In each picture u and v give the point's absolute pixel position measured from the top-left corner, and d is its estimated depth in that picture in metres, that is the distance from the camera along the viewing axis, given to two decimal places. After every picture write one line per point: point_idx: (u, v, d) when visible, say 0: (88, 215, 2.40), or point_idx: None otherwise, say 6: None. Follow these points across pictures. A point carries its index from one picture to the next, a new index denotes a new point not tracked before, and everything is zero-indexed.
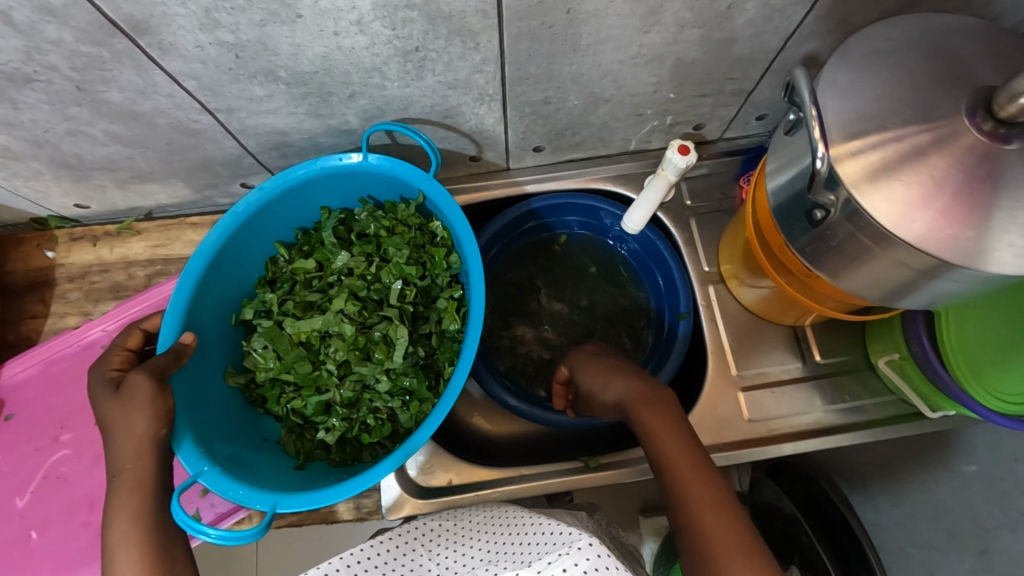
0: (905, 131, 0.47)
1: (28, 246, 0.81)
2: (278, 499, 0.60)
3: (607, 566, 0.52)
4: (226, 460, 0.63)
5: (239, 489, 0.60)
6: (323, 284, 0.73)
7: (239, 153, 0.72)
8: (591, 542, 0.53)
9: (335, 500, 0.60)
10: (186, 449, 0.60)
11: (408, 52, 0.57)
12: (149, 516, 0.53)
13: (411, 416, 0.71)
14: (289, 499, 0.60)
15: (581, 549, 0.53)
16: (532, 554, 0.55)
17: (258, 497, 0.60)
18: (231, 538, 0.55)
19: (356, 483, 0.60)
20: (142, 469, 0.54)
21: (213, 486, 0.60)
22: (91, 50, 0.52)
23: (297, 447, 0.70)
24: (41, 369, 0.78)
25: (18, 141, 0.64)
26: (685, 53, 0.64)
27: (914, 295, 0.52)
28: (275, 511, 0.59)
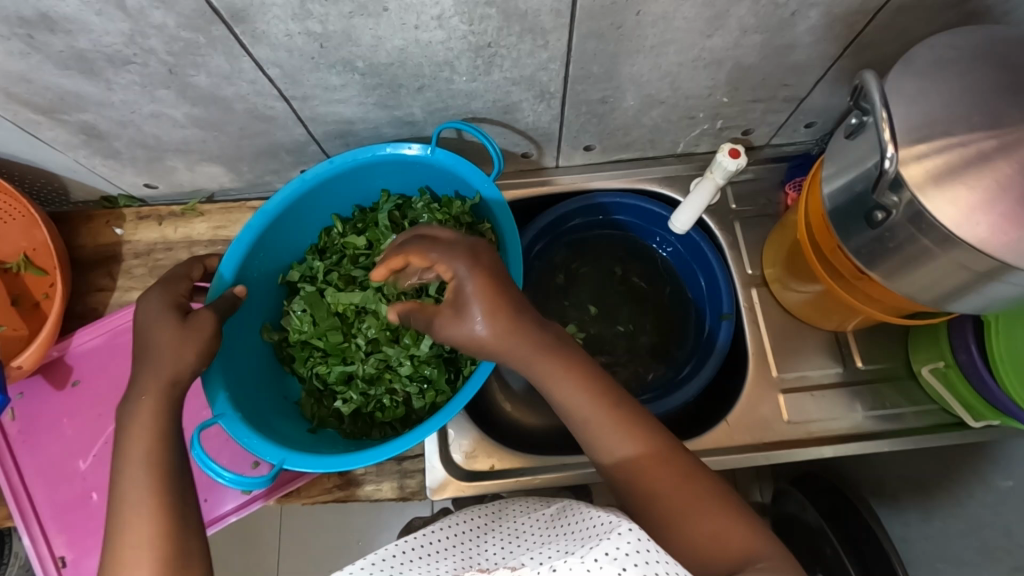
0: (970, 137, 0.49)
1: (97, 222, 0.85)
2: (286, 454, 0.62)
3: (648, 550, 0.47)
4: (250, 413, 0.66)
5: (253, 438, 0.62)
6: (368, 262, 0.75)
7: (305, 140, 0.75)
8: (631, 527, 0.48)
9: (339, 465, 0.61)
10: (213, 388, 0.64)
11: (480, 47, 0.60)
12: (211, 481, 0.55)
13: (425, 403, 0.73)
14: (296, 457, 0.62)
15: (620, 535, 0.48)
16: (575, 543, 0.51)
17: (267, 448, 0.62)
18: (239, 483, 0.60)
19: (362, 456, 0.61)
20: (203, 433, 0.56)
21: (229, 429, 0.62)
22: (188, 35, 0.55)
23: (313, 411, 0.73)
24: (106, 339, 0.81)
25: (105, 120, 0.67)
26: (744, 58, 0.66)
27: (968, 299, 0.53)
28: (281, 466, 0.62)
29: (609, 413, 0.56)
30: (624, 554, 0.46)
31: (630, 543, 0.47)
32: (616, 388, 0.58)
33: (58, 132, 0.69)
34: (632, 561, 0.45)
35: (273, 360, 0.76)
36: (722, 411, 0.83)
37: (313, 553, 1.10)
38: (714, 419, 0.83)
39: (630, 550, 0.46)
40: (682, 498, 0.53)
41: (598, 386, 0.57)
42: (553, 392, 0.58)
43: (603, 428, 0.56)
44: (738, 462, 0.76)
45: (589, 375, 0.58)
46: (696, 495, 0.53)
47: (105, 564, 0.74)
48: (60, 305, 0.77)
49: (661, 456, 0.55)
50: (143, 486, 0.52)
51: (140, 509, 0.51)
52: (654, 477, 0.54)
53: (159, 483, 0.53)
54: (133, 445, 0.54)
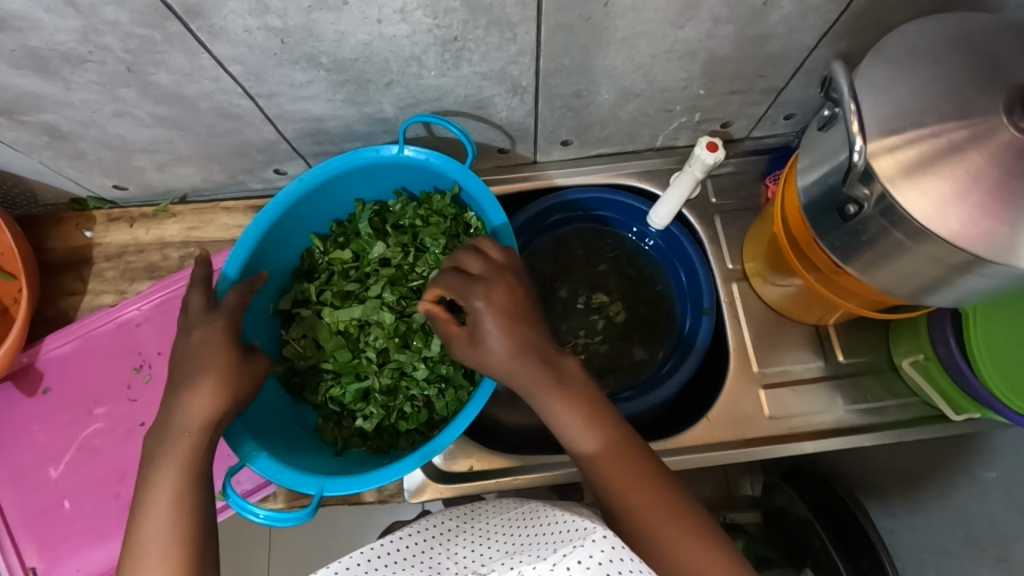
0: (943, 128, 0.48)
1: (67, 224, 0.84)
2: (325, 481, 0.62)
3: (622, 559, 0.47)
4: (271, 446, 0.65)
5: (284, 472, 0.62)
6: (360, 273, 0.75)
7: (275, 139, 0.74)
8: (606, 534, 0.48)
9: (378, 481, 0.61)
10: (234, 433, 0.62)
11: (446, 41, 0.58)
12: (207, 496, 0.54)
13: (446, 403, 0.72)
14: (335, 482, 0.62)
15: (595, 542, 0.48)
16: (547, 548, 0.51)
17: (306, 480, 0.62)
18: (277, 520, 0.59)
19: (400, 465, 0.61)
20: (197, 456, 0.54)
21: (262, 470, 0.61)
22: (145, 32, 0.53)
23: (335, 435, 0.72)
24: (81, 344, 0.80)
25: (67, 121, 0.66)
26: (718, 49, 0.64)
27: (945, 292, 0.52)
28: (321, 494, 0.61)
29: (591, 424, 0.56)
30: (598, 563, 0.46)
31: (602, 551, 0.47)
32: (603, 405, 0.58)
33: (19, 134, 0.68)
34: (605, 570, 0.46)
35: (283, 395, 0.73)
36: (705, 407, 0.82)
37: (299, 555, 1.09)
38: (697, 415, 0.82)
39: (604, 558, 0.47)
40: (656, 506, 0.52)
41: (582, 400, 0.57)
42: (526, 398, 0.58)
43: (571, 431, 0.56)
44: (719, 459, 0.76)
45: (577, 395, 0.58)
46: (669, 506, 0.52)
47: (78, 572, 0.73)
48: (26, 311, 0.75)
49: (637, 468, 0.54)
50: (166, 522, 0.51)
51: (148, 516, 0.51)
52: (630, 486, 0.54)
53: (179, 523, 0.51)
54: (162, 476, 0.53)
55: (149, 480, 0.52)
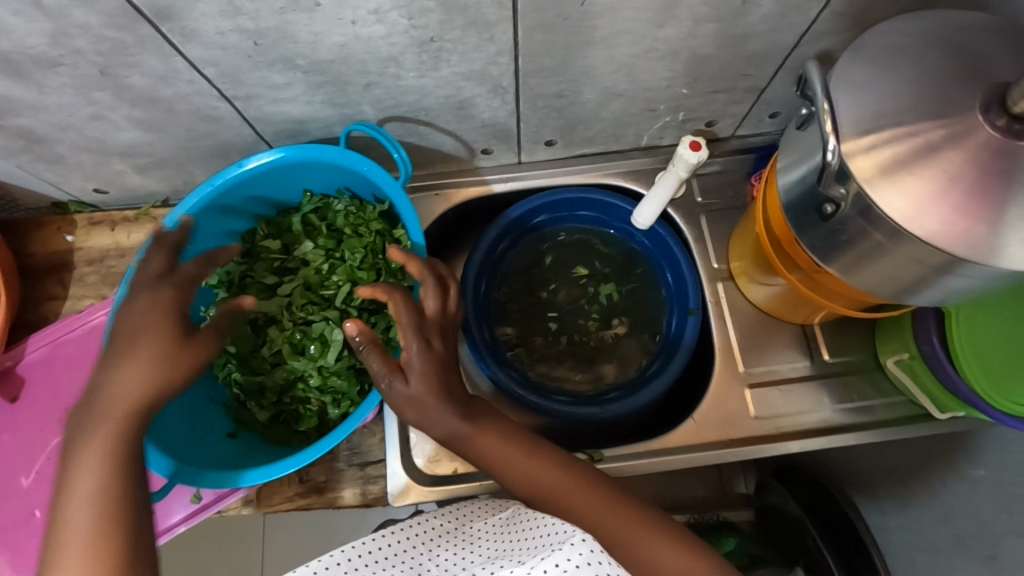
0: (920, 127, 0.47)
1: (48, 229, 0.83)
2: (191, 472, 0.61)
3: (600, 561, 0.48)
4: (156, 425, 0.64)
5: (144, 452, 0.61)
6: (282, 267, 0.73)
7: (255, 141, 0.73)
8: (584, 537, 0.49)
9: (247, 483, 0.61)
10: None
11: (424, 42, 0.58)
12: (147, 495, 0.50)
13: (340, 413, 0.70)
14: (203, 476, 0.61)
15: (573, 545, 0.49)
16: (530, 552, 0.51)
17: (170, 463, 0.60)
18: (136, 498, 0.60)
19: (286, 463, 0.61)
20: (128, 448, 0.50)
21: (134, 442, 0.60)
22: (115, 35, 0.53)
23: (236, 415, 0.71)
24: (50, 351, 0.79)
25: (42, 124, 0.65)
26: (699, 48, 0.64)
27: (926, 292, 0.52)
28: (173, 481, 0.60)
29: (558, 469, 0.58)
30: (575, 565, 0.48)
31: (580, 556, 0.48)
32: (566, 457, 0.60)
33: None
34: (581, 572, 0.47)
35: None
36: (693, 406, 0.82)
37: (291, 559, 1.09)
38: (684, 414, 0.82)
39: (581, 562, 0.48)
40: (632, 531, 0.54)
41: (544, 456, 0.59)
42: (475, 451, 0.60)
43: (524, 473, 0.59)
44: (707, 459, 0.75)
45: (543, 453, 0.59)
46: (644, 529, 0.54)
47: None
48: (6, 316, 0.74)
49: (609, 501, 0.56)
50: (86, 513, 0.47)
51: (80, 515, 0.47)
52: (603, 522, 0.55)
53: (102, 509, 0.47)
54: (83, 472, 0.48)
55: (75, 459, 0.49)
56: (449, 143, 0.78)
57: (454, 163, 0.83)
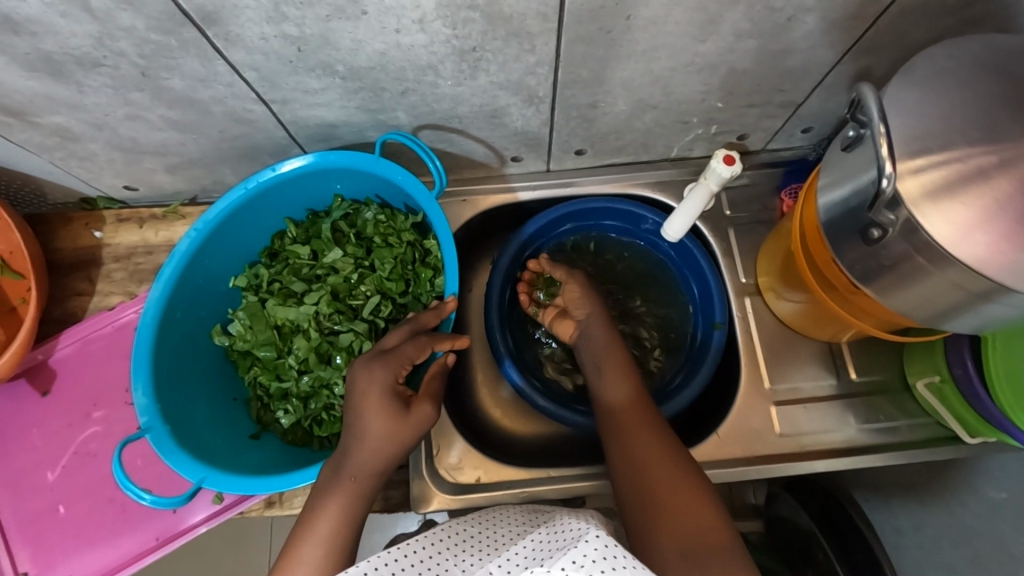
0: (970, 152, 0.47)
1: (77, 224, 0.84)
2: (208, 473, 0.61)
3: (616, 556, 0.45)
4: (184, 427, 0.65)
5: (175, 455, 0.61)
6: (309, 274, 0.72)
7: (288, 143, 0.73)
8: (598, 532, 0.47)
9: (261, 489, 0.61)
10: (144, 405, 0.62)
11: (464, 51, 0.57)
12: (352, 511, 0.55)
13: None
14: (218, 476, 0.61)
15: (588, 541, 0.46)
16: (546, 552, 0.50)
17: (188, 465, 0.61)
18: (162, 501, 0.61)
19: (292, 478, 0.61)
20: (365, 482, 0.56)
21: (155, 445, 0.61)
22: (160, 38, 0.53)
23: (258, 415, 0.72)
24: (78, 348, 0.80)
25: (78, 123, 0.65)
26: (739, 63, 0.63)
27: (965, 318, 0.51)
28: (201, 484, 0.61)
29: (649, 443, 0.61)
30: (592, 561, 0.45)
31: (596, 551, 0.45)
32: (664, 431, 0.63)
33: (31, 135, 0.67)
34: (598, 568, 0.44)
35: (225, 360, 0.74)
36: (714, 418, 0.82)
37: None
38: (705, 428, 0.81)
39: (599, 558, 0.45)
40: (681, 504, 0.55)
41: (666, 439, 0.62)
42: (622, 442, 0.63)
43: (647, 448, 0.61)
44: (729, 476, 0.75)
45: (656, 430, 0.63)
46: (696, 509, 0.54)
47: None
48: (36, 311, 0.75)
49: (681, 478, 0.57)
50: (331, 524, 0.54)
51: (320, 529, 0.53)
52: (661, 493, 0.56)
53: (332, 551, 0.53)
54: (329, 507, 0.54)
55: (314, 506, 0.55)
56: (479, 150, 0.78)
57: (483, 170, 0.83)
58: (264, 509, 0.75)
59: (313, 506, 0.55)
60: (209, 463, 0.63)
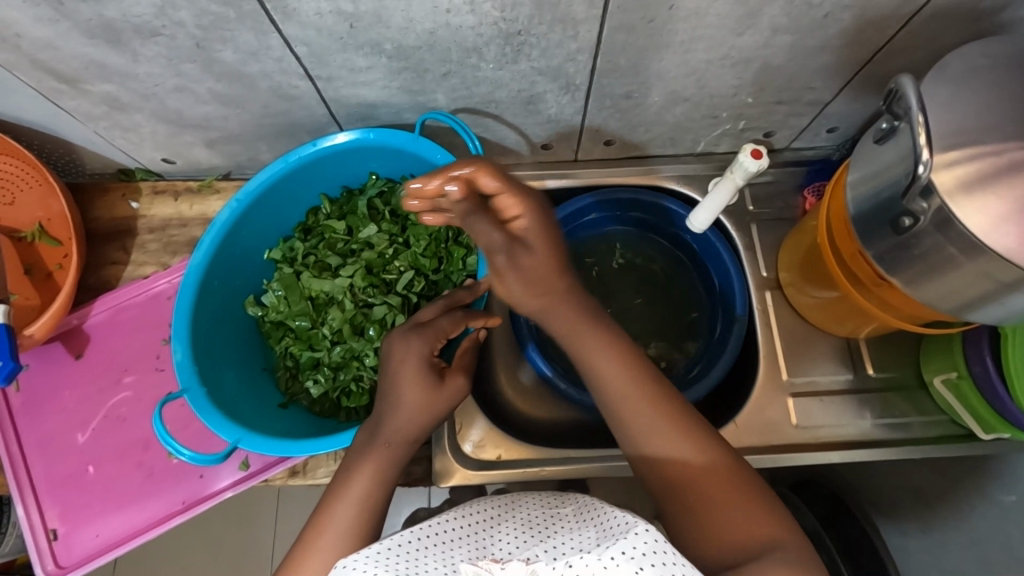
0: (1004, 146, 0.49)
1: (113, 195, 0.85)
2: (243, 434, 0.63)
3: (665, 553, 0.44)
4: (219, 389, 0.67)
5: (212, 414, 0.63)
6: (344, 248, 0.74)
7: (327, 122, 0.75)
8: (647, 528, 0.46)
9: (296, 452, 0.63)
10: (182, 365, 0.64)
11: (509, 35, 0.59)
12: (385, 478, 0.56)
13: None
14: (252, 438, 0.63)
15: (637, 535, 0.45)
16: (591, 541, 0.48)
17: (224, 427, 0.63)
18: (198, 459, 0.62)
19: (325, 443, 0.62)
20: (397, 453, 0.57)
21: (193, 405, 0.63)
22: (220, 9, 0.55)
23: (287, 385, 0.73)
24: (111, 315, 0.81)
25: (128, 92, 0.67)
26: (772, 58, 0.65)
27: (991, 309, 0.53)
28: (236, 445, 0.62)
29: (681, 436, 0.55)
30: (640, 555, 0.44)
31: (646, 544, 0.45)
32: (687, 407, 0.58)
33: (81, 102, 0.69)
34: (648, 562, 0.44)
35: (256, 332, 0.76)
36: (731, 409, 0.83)
37: None
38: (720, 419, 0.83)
39: (646, 552, 0.44)
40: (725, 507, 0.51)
41: (682, 418, 0.56)
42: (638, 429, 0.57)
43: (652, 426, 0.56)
44: None
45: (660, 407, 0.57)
46: (756, 517, 0.51)
47: (98, 537, 0.74)
48: (74, 276, 0.76)
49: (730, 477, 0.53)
50: (364, 489, 0.55)
51: (353, 494, 0.54)
52: (712, 500, 0.52)
53: (364, 512, 0.54)
54: (362, 473, 0.56)
55: (346, 471, 0.56)
56: (510, 136, 0.80)
57: (512, 157, 0.85)
58: (287, 478, 0.76)
59: (346, 468, 0.57)
60: (244, 426, 0.64)
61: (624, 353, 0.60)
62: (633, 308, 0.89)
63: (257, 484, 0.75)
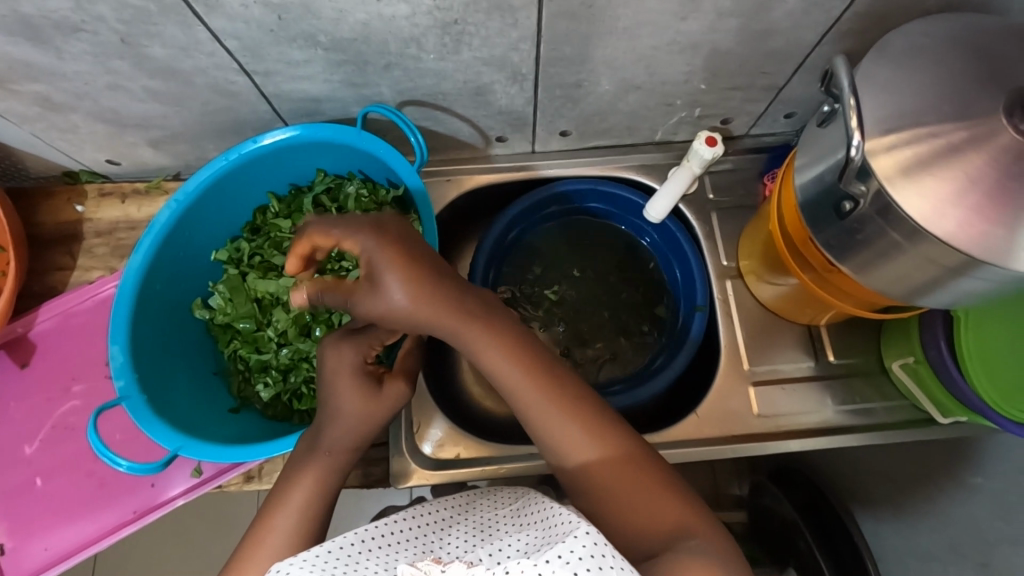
0: (941, 128, 0.48)
1: (58, 199, 0.83)
2: (184, 442, 0.61)
3: (603, 555, 0.42)
4: (161, 396, 0.65)
5: (152, 422, 0.61)
6: None
7: (272, 118, 0.73)
8: (587, 529, 0.43)
9: (238, 459, 0.61)
10: (119, 372, 0.62)
11: (447, 24, 0.58)
12: (329, 484, 0.55)
13: None
14: (194, 445, 0.61)
15: (576, 537, 0.43)
16: (531, 546, 0.47)
17: (165, 434, 0.61)
18: (138, 469, 0.61)
19: (270, 447, 0.61)
20: (340, 458, 0.56)
21: (132, 413, 0.61)
22: (139, 2, 0.52)
23: (238, 389, 0.72)
24: (58, 322, 0.79)
25: (58, 91, 0.65)
26: (720, 43, 0.64)
27: (938, 294, 0.52)
28: (177, 453, 0.61)
29: (584, 429, 0.52)
30: (577, 558, 0.41)
31: (584, 547, 0.42)
32: (587, 394, 0.55)
33: (11, 104, 0.66)
34: (584, 566, 0.41)
35: (205, 335, 0.74)
36: (697, 400, 0.83)
37: None
38: (687, 409, 0.82)
39: (584, 555, 0.41)
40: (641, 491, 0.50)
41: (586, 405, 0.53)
42: (551, 433, 0.52)
43: (565, 429, 0.52)
44: (707, 455, 0.76)
45: (577, 404, 0.53)
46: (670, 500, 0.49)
47: (47, 551, 0.72)
48: (15, 282, 0.74)
49: (634, 468, 0.51)
50: (307, 497, 0.54)
51: (294, 501, 0.53)
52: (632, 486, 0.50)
53: (307, 521, 0.53)
54: (302, 481, 0.54)
55: (288, 478, 0.55)
56: (463, 129, 0.78)
57: (469, 150, 0.83)
58: (243, 483, 0.74)
59: (287, 476, 0.55)
60: (187, 433, 0.63)
61: (513, 344, 0.54)
62: (595, 305, 0.88)
63: (210, 491, 0.73)
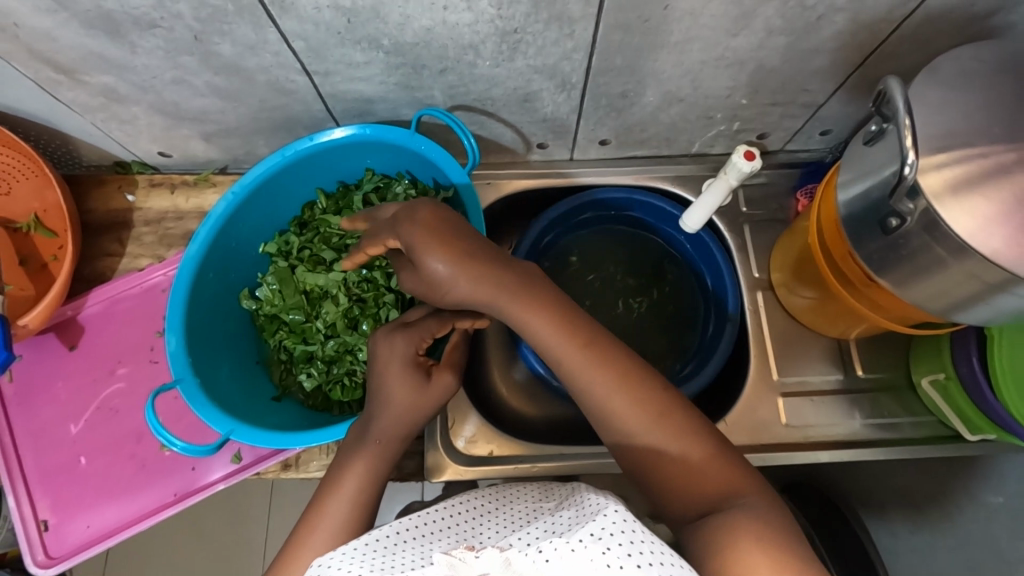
0: (992, 149, 0.50)
1: (109, 186, 0.85)
2: (235, 426, 0.63)
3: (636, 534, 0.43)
4: (211, 381, 0.67)
5: (204, 406, 0.63)
6: (339, 243, 0.75)
7: (324, 117, 0.75)
8: (617, 507, 0.45)
9: (285, 445, 0.63)
10: (174, 353, 0.64)
11: (506, 32, 0.60)
12: (375, 473, 0.56)
13: None
14: (245, 430, 0.63)
15: (607, 515, 0.44)
16: (566, 524, 0.47)
17: (217, 418, 0.63)
18: (191, 450, 0.63)
19: (319, 435, 0.62)
20: (391, 450, 0.58)
21: (185, 396, 0.63)
22: (217, 2, 0.55)
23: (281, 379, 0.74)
24: (106, 307, 0.82)
25: (125, 84, 0.67)
26: (767, 60, 0.66)
27: (977, 309, 0.54)
28: (228, 437, 0.63)
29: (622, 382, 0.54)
30: (610, 535, 0.43)
31: (615, 524, 0.43)
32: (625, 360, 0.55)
33: (78, 93, 0.69)
34: (618, 545, 0.42)
35: (251, 325, 0.77)
36: (722, 406, 0.84)
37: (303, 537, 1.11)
38: (713, 414, 0.84)
39: (616, 531, 0.43)
40: (688, 465, 0.51)
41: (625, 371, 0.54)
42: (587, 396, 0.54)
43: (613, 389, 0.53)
44: None
45: (613, 368, 0.54)
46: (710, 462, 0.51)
47: (89, 528, 0.74)
48: (69, 266, 0.76)
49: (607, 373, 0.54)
50: (356, 482, 0.56)
51: (346, 483, 0.55)
52: (672, 461, 0.51)
53: (358, 506, 0.54)
54: (354, 468, 0.56)
55: (340, 464, 0.57)
56: (506, 134, 0.80)
57: (509, 155, 0.86)
58: (280, 471, 0.76)
59: (338, 466, 0.57)
60: (236, 418, 0.65)
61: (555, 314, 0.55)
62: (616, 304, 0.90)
63: (247, 478, 0.75)
